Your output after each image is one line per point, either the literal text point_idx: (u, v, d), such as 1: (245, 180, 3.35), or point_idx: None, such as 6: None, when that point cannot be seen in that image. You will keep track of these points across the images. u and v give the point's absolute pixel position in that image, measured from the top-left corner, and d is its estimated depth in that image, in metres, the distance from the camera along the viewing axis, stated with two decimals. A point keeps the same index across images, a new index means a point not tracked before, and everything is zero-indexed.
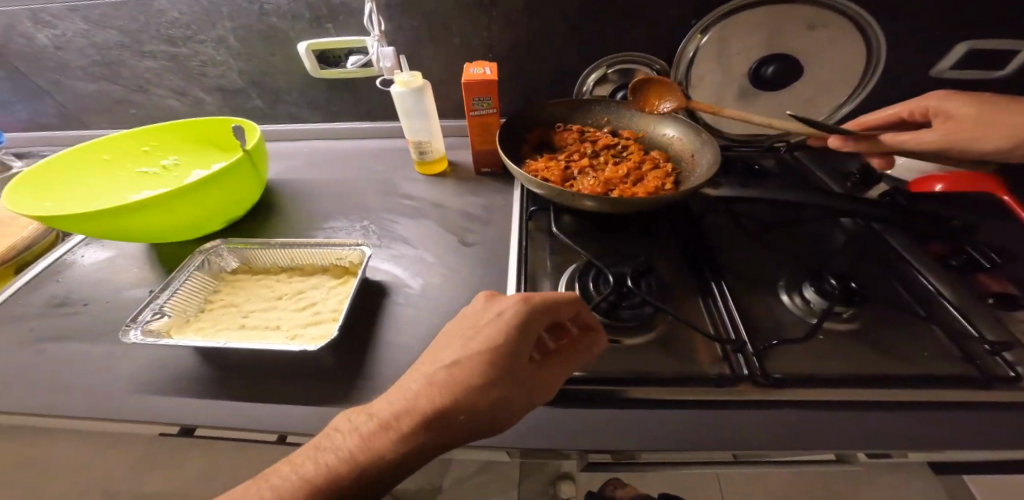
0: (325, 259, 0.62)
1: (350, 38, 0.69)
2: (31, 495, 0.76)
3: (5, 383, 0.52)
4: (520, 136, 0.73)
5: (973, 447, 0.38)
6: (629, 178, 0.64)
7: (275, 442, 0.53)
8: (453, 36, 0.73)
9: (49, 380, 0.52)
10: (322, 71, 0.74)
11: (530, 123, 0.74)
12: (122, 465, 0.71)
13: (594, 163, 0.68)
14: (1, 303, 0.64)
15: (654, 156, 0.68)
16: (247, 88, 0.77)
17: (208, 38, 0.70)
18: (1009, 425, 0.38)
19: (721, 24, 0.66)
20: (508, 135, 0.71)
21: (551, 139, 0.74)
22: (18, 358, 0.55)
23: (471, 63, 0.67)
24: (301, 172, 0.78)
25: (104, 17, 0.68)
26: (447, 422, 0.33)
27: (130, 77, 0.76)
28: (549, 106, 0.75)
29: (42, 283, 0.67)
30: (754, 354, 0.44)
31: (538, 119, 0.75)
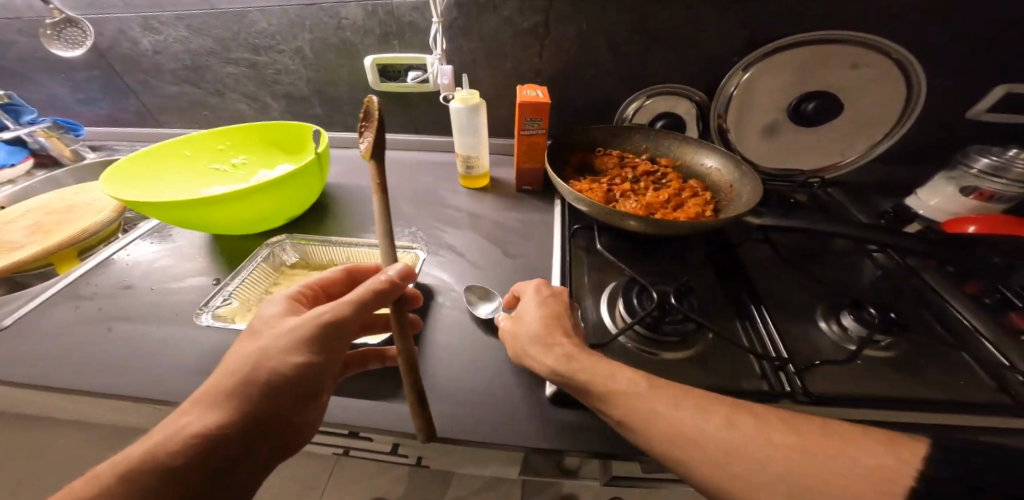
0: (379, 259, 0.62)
1: (413, 55, 0.75)
2: (49, 479, 0.77)
3: (75, 357, 0.55)
4: (564, 157, 0.77)
5: None
6: (669, 204, 0.67)
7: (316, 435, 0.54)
8: (510, 59, 0.78)
9: (112, 357, 0.55)
10: (381, 84, 0.79)
11: (574, 145, 0.78)
12: None
13: (635, 187, 0.71)
14: (70, 282, 0.68)
15: (694, 184, 0.71)
16: (312, 97, 0.83)
17: (289, 48, 0.77)
18: None
19: (761, 63, 0.70)
20: (555, 155, 0.75)
21: (593, 162, 0.78)
22: (87, 333, 0.59)
23: (524, 85, 0.73)
24: (351, 178, 0.82)
25: (201, 26, 0.76)
26: (246, 400, 0.36)
27: (210, 81, 0.83)
28: (593, 130, 0.79)
29: (108, 266, 0.71)
30: (796, 373, 0.46)
31: (582, 142, 0.79)
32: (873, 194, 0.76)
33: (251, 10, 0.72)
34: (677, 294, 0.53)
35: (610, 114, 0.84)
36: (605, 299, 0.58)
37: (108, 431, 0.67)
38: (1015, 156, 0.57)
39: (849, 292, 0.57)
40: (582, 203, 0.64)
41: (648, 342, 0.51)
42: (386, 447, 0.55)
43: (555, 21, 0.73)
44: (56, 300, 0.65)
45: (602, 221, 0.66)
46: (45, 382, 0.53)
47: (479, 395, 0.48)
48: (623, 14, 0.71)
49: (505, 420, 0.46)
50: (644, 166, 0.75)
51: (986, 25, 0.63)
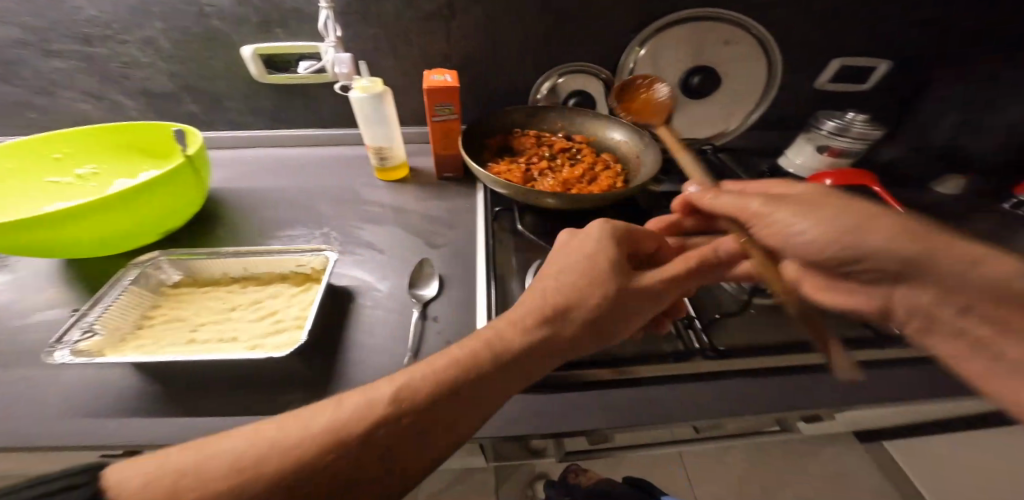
0: (283, 267, 0.53)
1: (302, 43, 0.68)
2: None
3: None
4: (479, 139, 0.76)
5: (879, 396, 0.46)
6: (585, 178, 0.70)
7: None
8: (407, 45, 0.75)
9: None
10: (269, 76, 0.71)
11: (489, 127, 0.77)
12: None
13: (553, 165, 0.73)
14: None
15: (605, 158, 0.75)
16: (178, 93, 0.73)
17: (134, 39, 0.66)
18: (906, 375, 0.47)
19: (654, 39, 0.76)
20: (471, 138, 0.74)
21: (509, 143, 0.78)
22: None
23: (432, 71, 0.70)
24: (244, 180, 0.73)
25: (6, 11, 0.62)
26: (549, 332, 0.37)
27: (33, 77, 0.68)
28: (506, 112, 0.79)
29: None
30: (701, 330, 0.50)
31: (496, 124, 0.78)
32: (755, 157, 0.86)
33: None
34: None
35: (520, 96, 0.84)
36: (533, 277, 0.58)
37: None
38: (852, 118, 0.68)
39: None
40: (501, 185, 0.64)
41: None
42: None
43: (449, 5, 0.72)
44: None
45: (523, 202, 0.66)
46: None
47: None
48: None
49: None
50: (558, 144, 0.77)
51: (821, 9, 0.73)
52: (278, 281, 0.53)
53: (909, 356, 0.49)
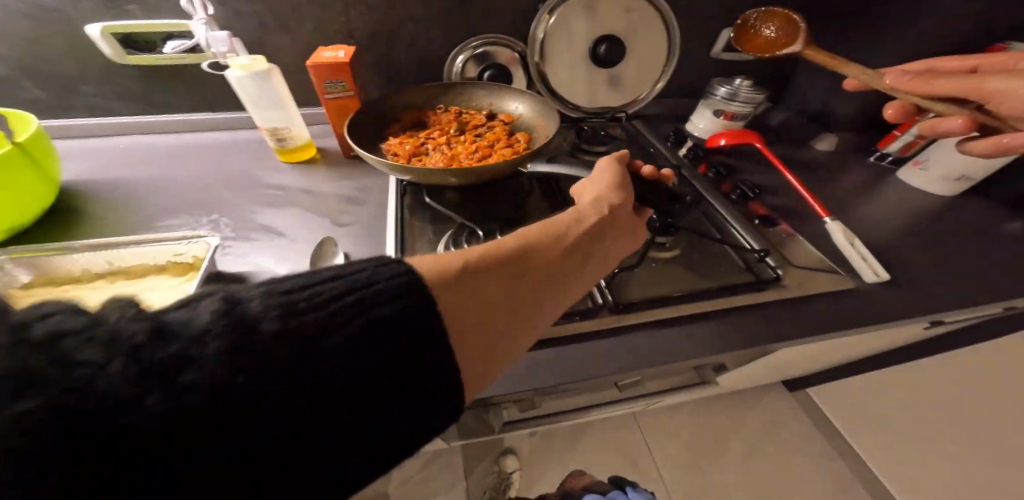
0: (158, 257, 0.47)
1: (165, 21, 0.62)
2: None
3: None
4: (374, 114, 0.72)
5: (771, 336, 0.49)
6: (479, 152, 0.68)
7: None
8: (294, 20, 0.71)
9: None
10: (129, 57, 0.64)
11: (396, 101, 0.74)
12: None
13: (452, 139, 0.71)
14: None
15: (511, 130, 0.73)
16: (20, 77, 0.65)
17: None
18: (793, 314, 0.51)
19: (561, 7, 0.75)
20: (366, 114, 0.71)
21: (421, 118, 0.76)
22: None
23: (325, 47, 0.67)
24: (121, 170, 0.65)
25: None
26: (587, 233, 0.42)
27: None
28: (418, 88, 0.76)
29: None
30: (606, 286, 0.52)
31: (404, 99, 0.75)
32: (668, 121, 0.89)
33: None
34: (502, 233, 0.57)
35: (429, 70, 0.82)
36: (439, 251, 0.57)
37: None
38: (739, 85, 0.72)
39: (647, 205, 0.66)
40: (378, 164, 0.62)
41: None
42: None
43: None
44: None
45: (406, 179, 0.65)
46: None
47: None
48: None
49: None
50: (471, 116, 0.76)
51: None
52: (153, 273, 0.47)
53: (789, 295, 0.53)
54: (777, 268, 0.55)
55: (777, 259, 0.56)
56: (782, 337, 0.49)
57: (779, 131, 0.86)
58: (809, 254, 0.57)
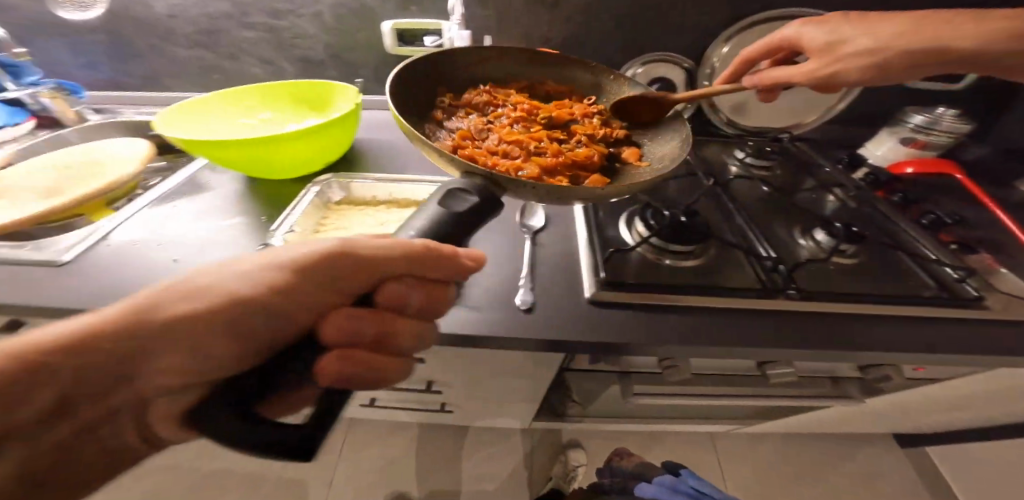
0: (420, 195, 0.64)
1: (429, 20, 0.82)
2: None
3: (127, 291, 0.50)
4: (480, 54, 0.73)
5: (984, 351, 0.48)
6: (515, 144, 0.61)
7: None
8: (521, 24, 0.85)
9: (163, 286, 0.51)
10: (395, 48, 0.84)
11: (544, 58, 0.75)
12: None
13: (533, 120, 0.67)
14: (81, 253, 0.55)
15: (596, 152, 0.62)
16: (327, 62, 0.87)
17: (308, 13, 0.81)
18: (1011, 336, 0.50)
19: (738, 36, 0.84)
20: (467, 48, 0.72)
21: (561, 92, 0.75)
22: (138, 270, 0.53)
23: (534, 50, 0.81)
24: (376, 133, 0.85)
25: None
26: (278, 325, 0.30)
27: (226, 45, 0.84)
28: (578, 62, 0.75)
29: (127, 221, 0.61)
30: (786, 272, 0.54)
31: (550, 61, 0.75)
32: (845, 145, 0.88)
33: None
34: (687, 214, 0.62)
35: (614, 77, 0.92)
36: (622, 224, 0.65)
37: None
38: (942, 113, 0.72)
39: (817, 214, 0.67)
40: (412, 102, 0.64)
41: (661, 252, 0.59)
42: (441, 347, 0.64)
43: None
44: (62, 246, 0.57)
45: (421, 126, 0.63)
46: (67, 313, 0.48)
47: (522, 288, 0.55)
48: None
49: (559, 314, 0.53)
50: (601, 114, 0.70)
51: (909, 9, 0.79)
52: (411, 206, 0.64)
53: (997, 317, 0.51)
54: (978, 290, 0.54)
55: (978, 283, 0.55)
56: (1005, 353, 0.48)
57: (972, 168, 0.82)
58: (1014, 285, 0.56)
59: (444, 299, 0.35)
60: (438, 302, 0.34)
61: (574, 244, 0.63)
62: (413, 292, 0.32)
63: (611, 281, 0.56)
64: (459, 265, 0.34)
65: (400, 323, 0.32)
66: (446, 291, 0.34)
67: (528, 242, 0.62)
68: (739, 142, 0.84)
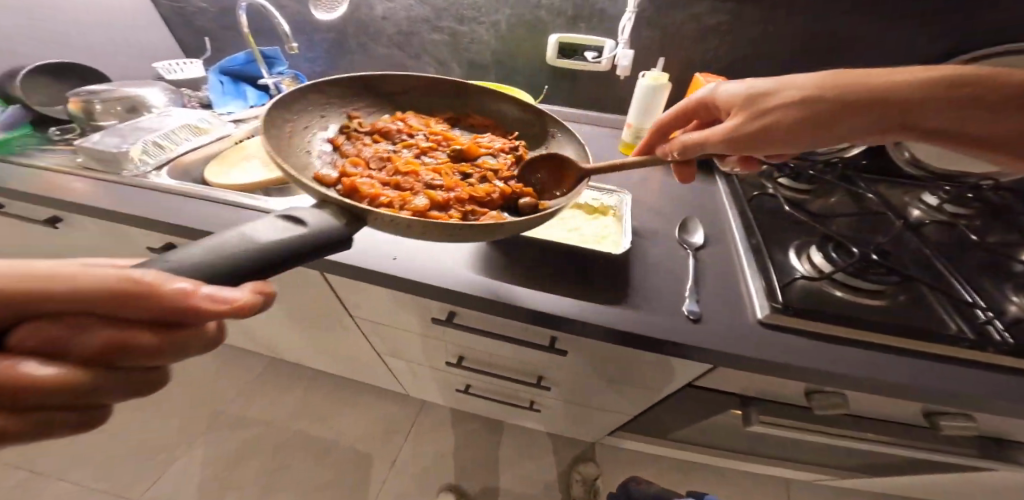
0: (582, 198, 0.72)
1: (594, 37, 0.88)
2: (275, 335, 0.93)
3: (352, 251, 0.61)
4: (394, 87, 0.72)
5: None
6: (409, 176, 0.59)
7: (542, 348, 0.68)
8: (684, 46, 0.89)
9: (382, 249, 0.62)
10: (557, 60, 0.92)
11: (466, 94, 0.74)
12: (356, 341, 0.85)
13: (439, 153, 0.65)
14: None
15: (500, 190, 0.58)
16: (489, 66, 0.99)
17: (489, 20, 0.91)
18: None
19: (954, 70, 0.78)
20: (380, 75, 0.71)
21: (480, 125, 0.73)
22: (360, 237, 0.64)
23: (702, 74, 0.83)
24: None
25: None
26: None
27: (415, 46, 1.00)
28: (496, 93, 0.73)
29: None
30: (1005, 328, 0.53)
31: (478, 96, 0.74)
32: None
33: None
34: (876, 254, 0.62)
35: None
36: (794, 253, 0.65)
37: (331, 316, 0.78)
38: None
39: None
40: (306, 126, 0.63)
41: (849, 287, 0.60)
42: (583, 347, 0.66)
43: (738, 16, 0.83)
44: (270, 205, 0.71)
45: (312, 150, 0.62)
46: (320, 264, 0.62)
47: (690, 299, 0.58)
48: (806, 18, 0.81)
49: (738, 331, 0.55)
50: (513, 149, 0.67)
51: None
52: (573, 208, 0.71)
53: None
54: None
55: None
56: None
57: None
58: None
59: (163, 349, 0.25)
60: (135, 353, 0.25)
61: (734, 265, 0.65)
62: (121, 337, 0.24)
63: (794, 307, 0.56)
64: (190, 308, 0.25)
65: (35, 377, 0.21)
66: (163, 339, 0.25)
67: (692, 258, 0.64)
68: (930, 187, 0.80)
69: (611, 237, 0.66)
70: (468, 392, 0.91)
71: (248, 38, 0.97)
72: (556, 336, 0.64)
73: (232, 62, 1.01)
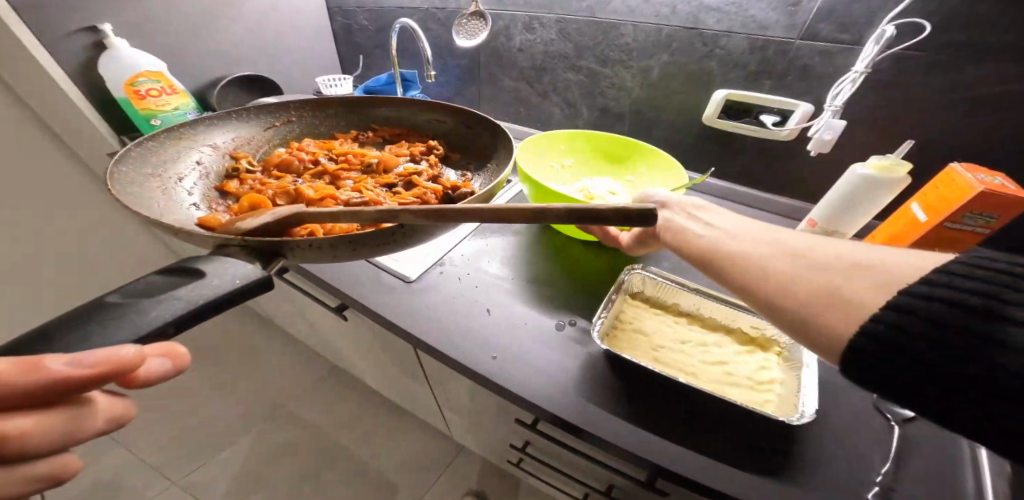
0: (734, 321, 0.57)
1: (781, 99, 0.71)
2: (355, 355, 0.95)
3: (452, 333, 0.56)
4: (268, 121, 0.79)
5: None
6: (326, 201, 0.65)
7: (634, 478, 0.57)
8: (929, 122, 0.64)
9: (480, 337, 0.56)
10: (716, 120, 0.78)
11: (361, 108, 0.85)
12: (431, 390, 0.83)
13: (349, 171, 0.74)
14: (431, 287, 0.62)
15: (431, 190, 0.70)
16: (624, 114, 0.90)
17: (638, 65, 0.82)
18: None
19: None
20: (248, 114, 0.77)
21: (385, 136, 0.85)
22: (464, 318, 0.58)
23: (963, 166, 0.59)
24: None
25: (573, 32, 0.85)
26: None
27: (546, 83, 0.96)
28: (406, 103, 0.84)
29: (430, 268, 0.65)
30: None
31: (366, 112, 0.85)
32: None
33: (626, 23, 0.78)
34: None
35: None
36: None
37: (412, 365, 0.76)
38: None
39: None
40: (183, 175, 0.64)
41: None
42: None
43: None
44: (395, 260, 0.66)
45: (194, 202, 0.63)
46: (427, 337, 0.55)
47: (878, 490, 0.41)
48: None
49: None
50: (427, 151, 0.79)
51: None
52: (720, 331, 0.57)
53: None
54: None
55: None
56: None
57: None
58: None
59: (31, 433, 0.26)
60: (8, 439, 0.25)
61: (965, 455, 0.44)
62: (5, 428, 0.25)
63: None
64: (55, 381, 0.25)
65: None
66: (31, 421, 0.26)
67: (897, 436, 0.45)
68: None
69: (780, 385, 0.50)
70: (521, 467, 0.87)
71: (394, 62, 0.98)
72: (659, 480, 0.53)
73: (376, 83, 1.05)
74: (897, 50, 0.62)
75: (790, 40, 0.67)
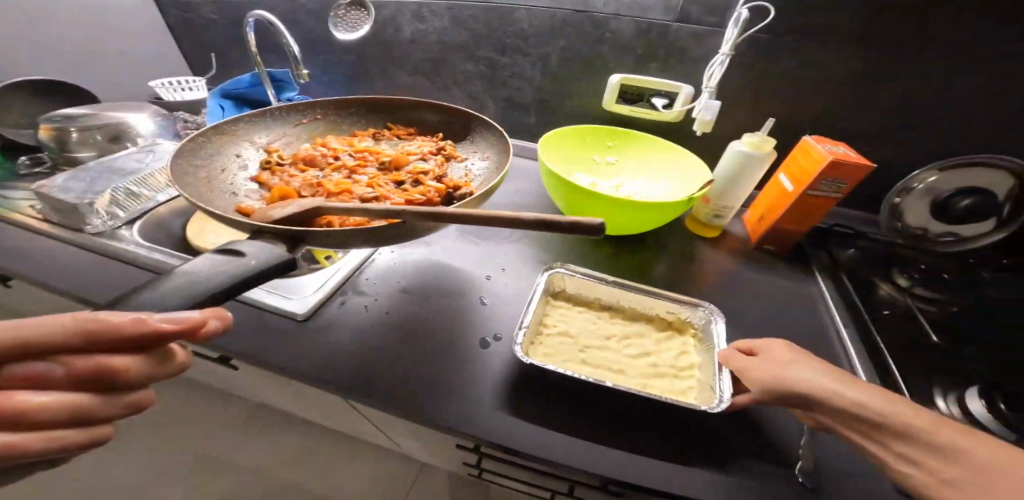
0: (653, 310, 0.57)
1: (666, 82, 0.72)
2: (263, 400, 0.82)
3: (358, 370, 0.49)
4: (297, 117, 0.71)
5: None
6: (343, 194, 0.58)
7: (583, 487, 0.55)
8: (797, 97, 0.69)
9: (394, 368, 0.49)
10: (613, 104, 0.77)
11: (386, 105, 0.75)
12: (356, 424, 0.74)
13: (367, 167, 0.66)
14: (331, 322, 0.54)
15: (436, 188, 0.60)
16: (529, 105, 0.87)
17: (536, 52, 0.79)
18: None
19: None
20: (279, 110, 0.70)
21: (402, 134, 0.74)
22: (372, 349, 0.51)
23: (814, 138, 0.64)
24: None
25: (466, 19, 0.79)
26: None
27: (445, 76, 0.89)
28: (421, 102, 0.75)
29: (327, 298, 0.56)
30: None
31: (388, 108, 0.76)
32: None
33: (518, 7, 0.75)
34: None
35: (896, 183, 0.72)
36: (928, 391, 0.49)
37: (329, 406, 0.66)
38: None
39: None
40: (223, 168, 0.60)
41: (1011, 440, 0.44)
42: None
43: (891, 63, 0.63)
44: (287, 295, 0.56)
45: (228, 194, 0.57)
46: (331, 384, 0.47)
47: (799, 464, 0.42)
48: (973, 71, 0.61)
49: None
50: (438, 148, 0.70)
51: None
52: (641, 322, 0.57)
53: None
54: None
55: None
56: None
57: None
58: None
59: (131, 372, 0.28)
60: (114, 375, 0.28)
61: None
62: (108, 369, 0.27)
63: None
64: (154, 331, 0.28)
65: (34, 403, 0.25)
66: (134, 361, 0.28)
67: None
68: None
69: (699, 369, 0.51)
70: None
71: (259, 61, 0.84)
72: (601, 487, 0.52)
73: (237, 84, 0.88)
74: (753, 32, 0.66)
75: (670, 22, 0.68)
